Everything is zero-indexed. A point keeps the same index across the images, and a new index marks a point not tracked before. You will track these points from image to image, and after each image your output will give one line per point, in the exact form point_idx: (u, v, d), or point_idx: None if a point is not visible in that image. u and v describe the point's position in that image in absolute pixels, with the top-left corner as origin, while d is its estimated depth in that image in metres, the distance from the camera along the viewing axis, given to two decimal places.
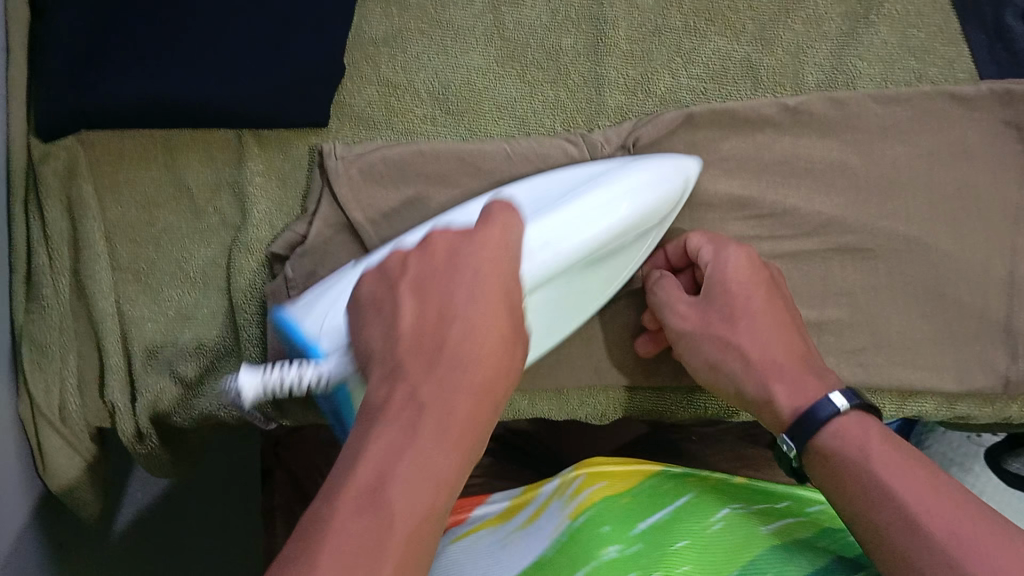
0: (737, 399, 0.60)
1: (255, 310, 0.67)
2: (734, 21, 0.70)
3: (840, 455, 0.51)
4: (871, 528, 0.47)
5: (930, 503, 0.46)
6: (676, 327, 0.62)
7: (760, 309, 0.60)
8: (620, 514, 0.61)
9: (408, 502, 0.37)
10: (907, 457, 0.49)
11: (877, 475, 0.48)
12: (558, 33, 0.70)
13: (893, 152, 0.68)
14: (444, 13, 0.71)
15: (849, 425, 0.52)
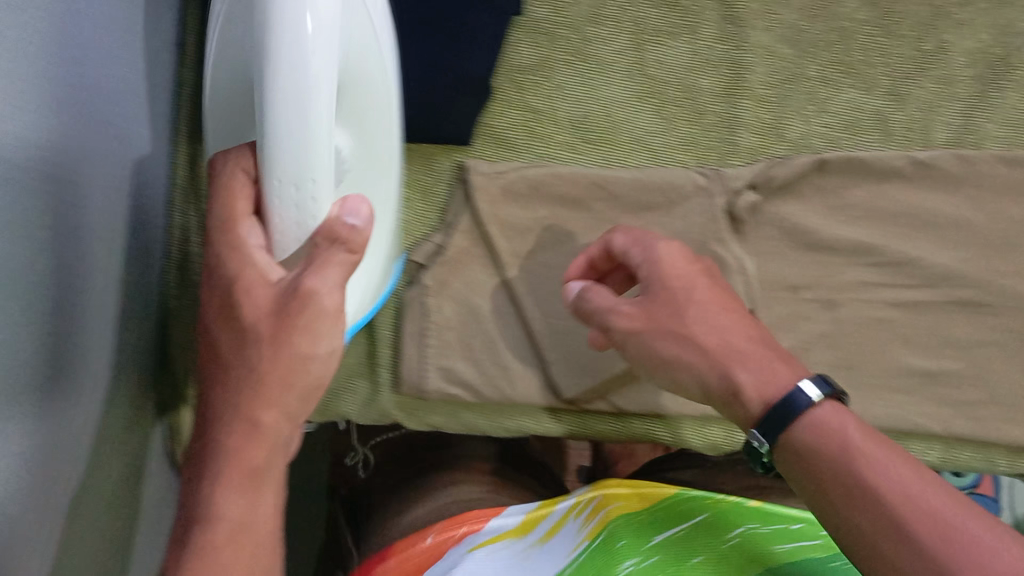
0: (705, 397, 0.57)
1: (392, 316, 0.73)
2: (869, 76, 0.72)
3: (819, 445, 0.49)
4: (864, 523, 0.45)
5: (917, 486, 0.45)
6: (622, 328, 0.58)
7: (706, 298, 0.57)
8: (634, 530, 0.61)
9: (246, 483, 0.47)
10: (897, 454, 0.48)
11: (841, 485, 0.47)
12: (696, 74, 0.73)
13: (1017, 212, 0.71)
14: (588, 47, 0.73)
15: (820, 415, 0.50)
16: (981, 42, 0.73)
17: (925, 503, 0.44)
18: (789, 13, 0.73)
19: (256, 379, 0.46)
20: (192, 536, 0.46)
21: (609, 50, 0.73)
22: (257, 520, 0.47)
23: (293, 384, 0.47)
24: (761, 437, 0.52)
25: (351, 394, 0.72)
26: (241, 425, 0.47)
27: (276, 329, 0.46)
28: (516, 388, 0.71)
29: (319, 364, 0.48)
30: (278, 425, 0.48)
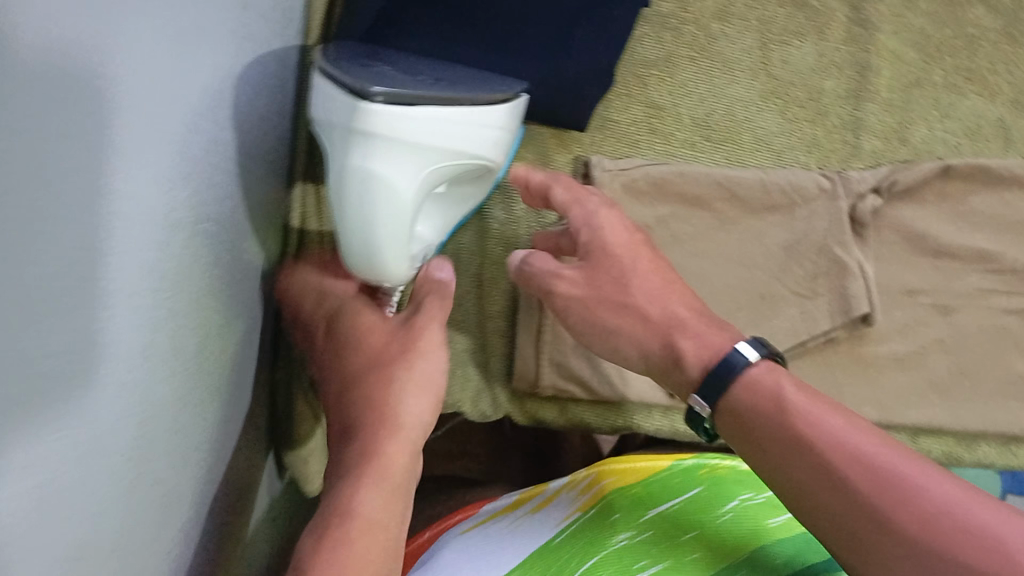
0: (650, 371, 0.58)
1: (505, 304, 0.72)
2: (992, 83, 0.73)
3: (749, 404, 0.52)
4: (773, 464, 0.51)
5: (862, 447, 0.48)
6: (563, 295, 0.58)
7: (647, 270, 0.58)
8: (630, 503, 0.63)
9: (379, 486, 0.52)
10: (830, 408, 0.51)
11: (797, 420, 0.50)
12: (822, 75, 0.73)
13: None
14: (713, 45, 0.73)
15: (739, 391, 0.53)
16: None
17: (892, 467, 0.47)
18: (915, 18, 0.73)
19: (382, 404, 0.56)
20: (331, 527, 0.50)
21: (735, 46, 0.73)
22: (388, 516, 0.52)
23: (406, 416, 0.56)
24: (701, 400, 0.55)
25: (459, 385, 0.71)
26: (375, 443, 0.54)
27: (405, 344, 0.59)
28: (630, 386, 0.71)
29: (432, 382, 0.58)
30: (399, 451, 0.55)
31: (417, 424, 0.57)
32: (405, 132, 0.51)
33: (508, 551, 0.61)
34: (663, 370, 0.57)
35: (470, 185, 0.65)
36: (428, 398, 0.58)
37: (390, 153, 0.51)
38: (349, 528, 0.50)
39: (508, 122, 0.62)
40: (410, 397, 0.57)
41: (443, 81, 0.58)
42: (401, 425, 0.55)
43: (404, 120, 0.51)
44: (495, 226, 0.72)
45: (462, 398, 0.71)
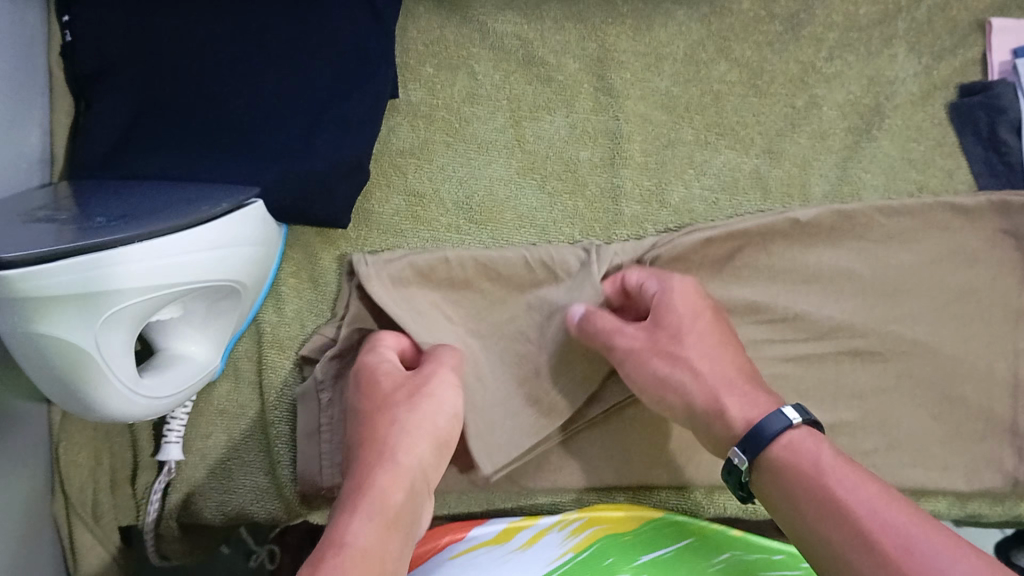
0: (686, 416, 0.60)
1: (286, 409, 0.71)
2: (744, 137, 0.74)
3: (796, 463, 0.51)
4: (794, 525, 0.50)
5: (857, 506, 0.47)
6: (621, 347, 0.61)
7: (704, 330, 0.61)
8: (622, 548, 0.65)
9: (369, 509, 0.51)
10: (862, 471, 0.50)
11: (810, 494, 0.50)
12: (576, 146, 0.74)
13: (898, 259, 0.71)
14: (468, 127, 0.74)
15: (782, 448, 0.53)
16: (851, 95, 0.75)
17: (877, 523, 0.46)
18: (661, 80, 0.75)
19: (387, 439, 0.56)
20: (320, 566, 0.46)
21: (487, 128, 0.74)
22: (382, 553, 0.49)
23: (405, 456, 0.55)
24: (742, 452, 0.54)
25: (246, 491, 0.70)
26: (370, 469, 0.54)
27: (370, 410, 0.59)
28: None
29: (436, 426, 0.58)
30: (397, 486, 0.53)
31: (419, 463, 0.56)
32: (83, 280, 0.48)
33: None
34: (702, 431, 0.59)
35: (218, 302, 0.63)
36: (433, 437, 0.58)
37: (60, 312, 0.48)
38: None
39: (235, 234, 0.60)
40: (412, 419, 0.57)
41: (132, 216, 0.54)
42: (408, 425, 0.57)
43: (68, 276, 0.47)
44: (267, 331, 0.71)
45: (251, 501, 0.70)
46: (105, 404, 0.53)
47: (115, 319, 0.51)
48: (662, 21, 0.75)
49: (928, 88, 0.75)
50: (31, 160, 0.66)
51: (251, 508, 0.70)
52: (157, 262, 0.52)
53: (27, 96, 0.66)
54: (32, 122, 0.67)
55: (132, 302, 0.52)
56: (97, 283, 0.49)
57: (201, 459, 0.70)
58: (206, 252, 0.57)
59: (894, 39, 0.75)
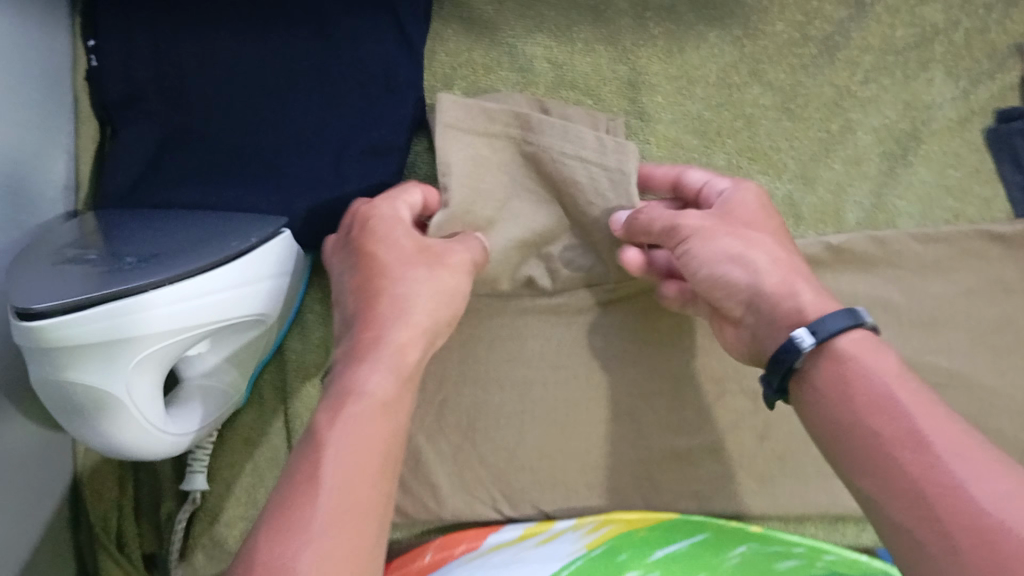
0: (748, 308, 0.54)
1: None
2: (778, 161, 0.73)
3: (860, 362, 0.47)
4: (834, 421, 0.47)
5: (917, 420, 0.44)
6: (692, 222, 0.57)
7: (773, 227, 0.58)
8: (636, 543, 0.63)
9: (371, 380, 0.51)
10: (920, 386, 0.47)
11: (863, 398, 0.46)
12: None
13: (934, 288, 0.70)
14: None
15: (849, 344, 0.48)
16: (886, 119, 0.73)
17: (939, 437, 0.43)
18: (694, 103, 0.73)
19: (400, 289, 0.55)
20: (345, 404, 0.50)
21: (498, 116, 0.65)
22: (394, 405, 0.51)
23: (418, 311, 0.55)
24: (810, 334, 0.48)
25: None
26: (373, 338, 0.53)
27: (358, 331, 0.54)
28: (444, 506, 0.70)
29: (404, 361, 0.53)
30: (412, 343, 0.54)
31: (427, 321, 0.56)
32: (110, 328, 0.47)
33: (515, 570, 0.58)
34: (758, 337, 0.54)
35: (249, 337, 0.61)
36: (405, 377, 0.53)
37: (91, 358, 0.48)
38: (364, 467, 0.47)
39: (264, 268, 0.59)
40: (419, 275, 0.56)
41: (163, 254, 0.53)
42: (388, 361, 0.52)
43: (98, 323, 0.47)
44: (292, 358, 0.71)
45: None
46: (131, 445, 0.53)
47: (145, 362, 0.51)
48: (695, 43, 0.74)
49: (966, 113, 0.73)
50: (56, 188, 0.66)
51: None
52: (192, 304, 0.51)
53: (52, 125, 0.65)
54: (56, 152, 0.66)
55: (165, 344, 0.51)
56: (130, 328, 0.48)
57: (226, 487, 0.70)
58: (234, 291, 0.55)
59: (932, 63, 0.73)
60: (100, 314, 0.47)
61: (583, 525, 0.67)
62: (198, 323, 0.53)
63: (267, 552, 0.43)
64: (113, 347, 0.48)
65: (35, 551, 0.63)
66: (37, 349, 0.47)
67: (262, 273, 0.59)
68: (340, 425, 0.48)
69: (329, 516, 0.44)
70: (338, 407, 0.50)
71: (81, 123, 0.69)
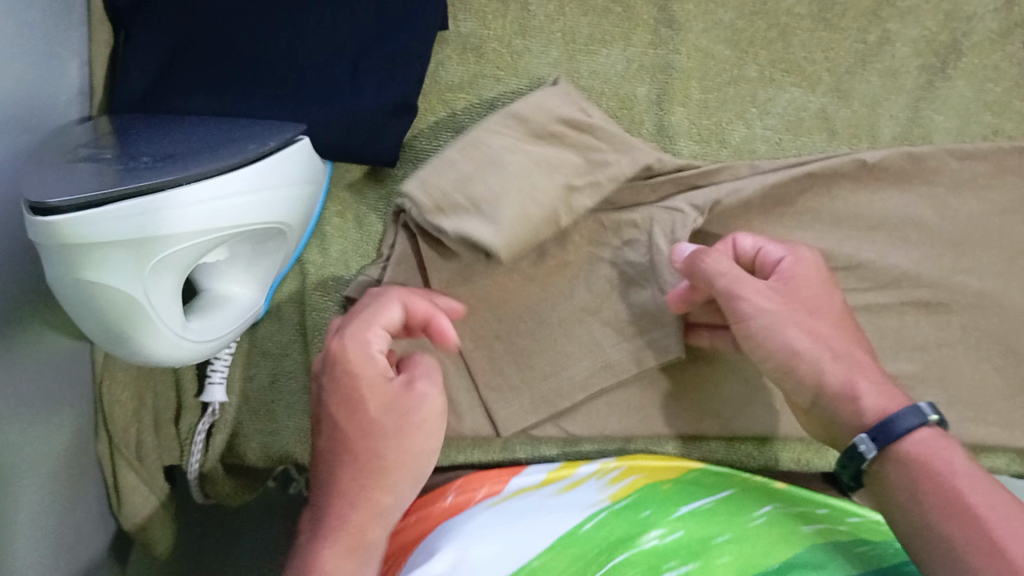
0: (812, 408, 0.55)
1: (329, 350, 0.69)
2: (811, 74, 0.71)
3: (928, 462, 0.48)
4: (898, 501, 0.48)
5: (967, 493, 0.46)
6: (756, 305, 0.56)
7: (837, 313, 0.57)
8: (660, 499, 0.61)
9: (337, 539, 0.49)
10: (992, 481, 0.47)
11: (937, 497, 0.46)
12: (632, 83, 0.71)
13: (970, 206, 0.68)
14: (520, 60, 0.71)
15: (916, 443, 0.49)
16: (926, 31, 0.71)
17: (994, 521, 0.44)
18: (725, 12, 0.71)
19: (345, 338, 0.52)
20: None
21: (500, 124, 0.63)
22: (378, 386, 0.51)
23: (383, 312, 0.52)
24: (871, 440, 0.50)
25: (291, 432, 0.69)
26: (359, 451, 0.50)
27: (337, 451, 0.51)
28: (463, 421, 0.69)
29: (379, 517, 0.50)
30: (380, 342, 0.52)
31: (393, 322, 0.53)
32: (125, 227, 0.46)
33: (538, 521, 0.57)
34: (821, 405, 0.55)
35: (266, 243, 0.60)
36: (367, 544, 0.50)
37: (105, 258, 0.47)
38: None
39: (282, 174, 0.57)
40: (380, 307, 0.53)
41: (179, 156, 0.52)
42: (358, 521, 0.50)
43: (112, 221, 0.46)
44: (311, 271, 0.70)
45: (294, 444, 0.69)
46: (148, 350, 0.52)
47: (160, 267, 0.49)
48: None
49: (1009, 25, 0.70)
50: (70, 93, 0.64)
51: (294, 450, 0.69)
52: (209, 206, 0.50)
53: (64, 25, 0.63)
54: (69, 55, 0.64)
55: (182, 246, 0.50)
56: (144, 228, 0.47)
57: (244, 399, 0.70)
58: (251, 196, 0.54)
59: None
60: (115, 212, 0.46)
61: (613, 471, 0.65)
62: (214, 229, 0.52)
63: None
64: (128, 248, 0.47)
65: (55, 460, 0.63)
66: (52, 248, 0.46)
67: (280, 179, 0.57)
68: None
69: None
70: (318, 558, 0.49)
71: (93, 25, 0.67)
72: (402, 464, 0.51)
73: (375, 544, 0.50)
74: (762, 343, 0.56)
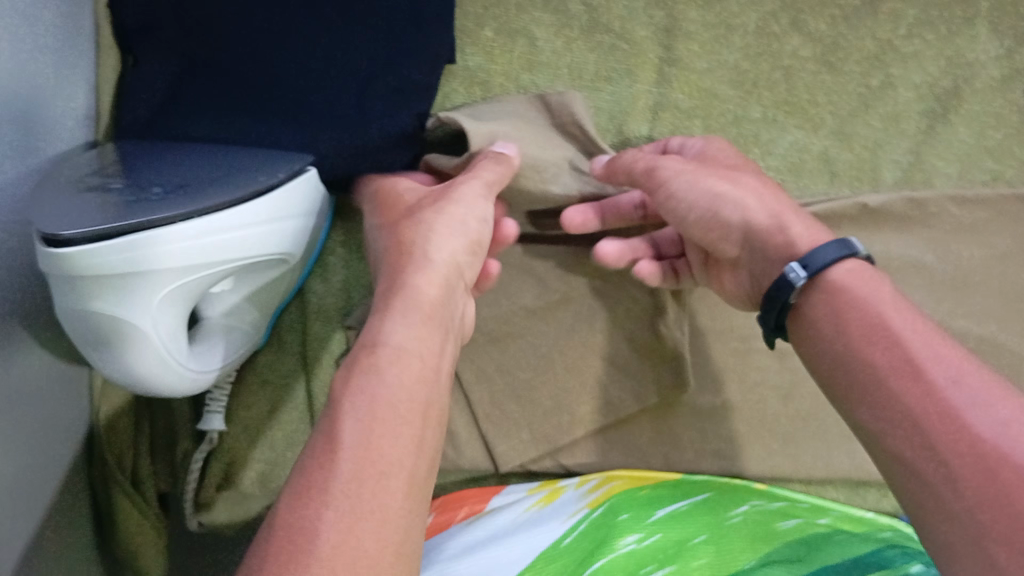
0: (738, 245, 0.53)
1: (329, 379, 0.69)
2: (814, 116, 0.71)
3: (851, 293, 0.45)
4: (830, 353, 0.46)
5: (892, 322, 0.43)
6: (672, 164, 0.55)
7: (748, 167, 0.56)
8: (638, 505, 0.61)
9: (392, 347, 0.44)
10: (918, 315, 0.44)
11: (856, 316, 0.45)
12: (637, 120, 0.71)
13: (969, 251, 0.68)
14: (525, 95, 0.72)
15: (841, 272, 0.46)
16: (928, 76, 0.71)
17: (940, 368, 0.41)
18: (731, 53, 0.71)
19: (410, 242, 0.51)
20: (360, 358, 0.43)
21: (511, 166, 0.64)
22: (423, 356, 0.45)
23: (439, 259, 0.50)
24: (802, 267, 0.47)
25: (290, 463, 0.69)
26: (402, 281, 0.49)
27: (393, 267, 0.50)
28: (462, 454, 0.69)
29: (411, 368, 0.43)
30: (431, 286, 0.49)
31: (452, 269, 0.51)
32: (135, 262, 0.46)
33: (513, 540, 0.58)
34: (756, 274, 0.52)
35: (270, 274, 0.61)
36: (416, 367, 0.44)
37: (113, 290, 0.46)
38: (391, 288, 0.48)
39: (289, 204, 0.57)
40: (427, 223, 0.52)
41: (189, 187, 0.52)
42: (393, 356, 0.43)
43: (122, 254, 0.45)
44: (312, 301, 0.70)
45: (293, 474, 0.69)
46: (156, 381, 0.52)
47: (168, 299, 0.49)
48: None
49: (1009, 72, 0.71)
50: (78, 118, 0.64)
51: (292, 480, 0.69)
52: (216, 240, 0.50)
53: (74, 49, 0.63)
54: (78, 81, 0.64)
55: (187, 279, 0.50)
56: (153, 261, 0.47)
57: (244, 428, 0.69)
58: (258, 227, 0.54)
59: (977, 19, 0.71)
60: (127, 247, 0.46)
61: (587, 483, 0.66)
62: (220, 260, 0.52)
63: (290, 514, 0.36)
64: (136, 282, 0.47)
65: (51, 486, 0.63)
66: (61, 281, 0.46)
67: (287, 210, 0.57)
68: (354, 389, 0.41)
69: (349, 479, 0.37)
70: (345, 380, 0.42)
71: (103, 52, 0.67)
72: (427, 357, 0.45)
73: (425, 360, 0.44)
74: (681, 204, 0.54)
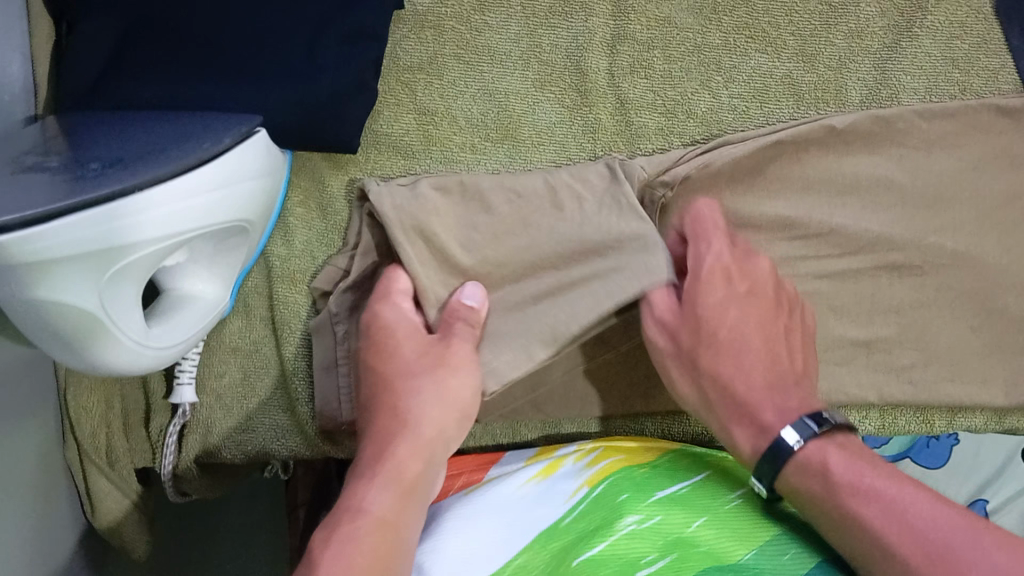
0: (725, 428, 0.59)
1: (300, 344, 0.68)
2: (776, 39, 0.70)
3: (816, 476, 0.52)
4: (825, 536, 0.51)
5: (866, 510, 0.49)
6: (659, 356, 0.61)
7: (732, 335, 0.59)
8: (639, 480, 0.58)
9: (365, 507, 0.51)
10: (874, 472, 0.51)
11: (841, 494, 0.50)
12: (592, 55, 0.70)
13: (938, 166, 0.67)
14: (480, 38, 0.70)
15: (801, 460, 0.53)
16: None
17: (903, 528, 0.47)
18: None
19: (405, 410, 0.57)
20: (342, 523, 0.50)
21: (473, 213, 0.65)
22: (399, 516, 0.51)
23: (427, 431, 0.57)
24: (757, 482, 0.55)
25: (265, 430, 0.68)
26: (381, 452, 0.55)
27: (387, 432, 0.57)
28: None
29: (385, 526, 0.50)
30: (414, 461, 0.55)
31: (436, 437, 0.57)
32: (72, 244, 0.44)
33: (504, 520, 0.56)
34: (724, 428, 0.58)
35: (227, 241, 0.59)
36: (383, 522, 0.50)
37: (61, 273, 0.45)
38: (371, 458, 0.55)
39: (237, 172, 0.55)
40: (421, 389, 0.58)
41: (130, 159, 0.50)
42: (371, 517, 0.50)
43: (66, 234, 0.44)
44: (278, 264, 0.68)
45: (271, 440, 0.68)
46: (106, 360, 0.50)
47: (109, 281, 0.48)
48: None
49: None
50: (13, 92, 0.61)
51: (271, 446, 0.69)
52: (160, 212, 0.49)
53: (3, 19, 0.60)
54: (10, 53, 0.61)
55: (128, 259, 0.48)
56: (92, 241, 0.45)
57: (217, 398, 0.68)
58: (203, 200, 0.52)
59: None
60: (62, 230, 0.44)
61: (587, 452, 0.63)
62: (162, 236, 0.50)
63: None
64: (72, 262, 0.45)
65: (24, 475, 0.61)
66: None
67: (234, 181, 0.55)
68: (334, 543, 0.48)
69: None
70: (326, 540, 0.49)
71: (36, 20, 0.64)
72: (402, 511, 0.52)
73: (394, 516, 0.51)
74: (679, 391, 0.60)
